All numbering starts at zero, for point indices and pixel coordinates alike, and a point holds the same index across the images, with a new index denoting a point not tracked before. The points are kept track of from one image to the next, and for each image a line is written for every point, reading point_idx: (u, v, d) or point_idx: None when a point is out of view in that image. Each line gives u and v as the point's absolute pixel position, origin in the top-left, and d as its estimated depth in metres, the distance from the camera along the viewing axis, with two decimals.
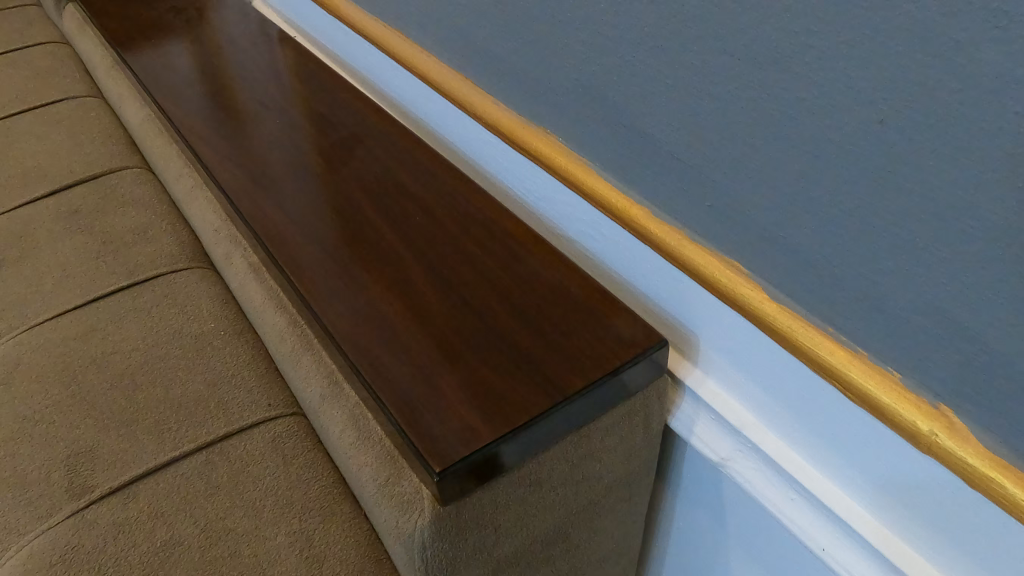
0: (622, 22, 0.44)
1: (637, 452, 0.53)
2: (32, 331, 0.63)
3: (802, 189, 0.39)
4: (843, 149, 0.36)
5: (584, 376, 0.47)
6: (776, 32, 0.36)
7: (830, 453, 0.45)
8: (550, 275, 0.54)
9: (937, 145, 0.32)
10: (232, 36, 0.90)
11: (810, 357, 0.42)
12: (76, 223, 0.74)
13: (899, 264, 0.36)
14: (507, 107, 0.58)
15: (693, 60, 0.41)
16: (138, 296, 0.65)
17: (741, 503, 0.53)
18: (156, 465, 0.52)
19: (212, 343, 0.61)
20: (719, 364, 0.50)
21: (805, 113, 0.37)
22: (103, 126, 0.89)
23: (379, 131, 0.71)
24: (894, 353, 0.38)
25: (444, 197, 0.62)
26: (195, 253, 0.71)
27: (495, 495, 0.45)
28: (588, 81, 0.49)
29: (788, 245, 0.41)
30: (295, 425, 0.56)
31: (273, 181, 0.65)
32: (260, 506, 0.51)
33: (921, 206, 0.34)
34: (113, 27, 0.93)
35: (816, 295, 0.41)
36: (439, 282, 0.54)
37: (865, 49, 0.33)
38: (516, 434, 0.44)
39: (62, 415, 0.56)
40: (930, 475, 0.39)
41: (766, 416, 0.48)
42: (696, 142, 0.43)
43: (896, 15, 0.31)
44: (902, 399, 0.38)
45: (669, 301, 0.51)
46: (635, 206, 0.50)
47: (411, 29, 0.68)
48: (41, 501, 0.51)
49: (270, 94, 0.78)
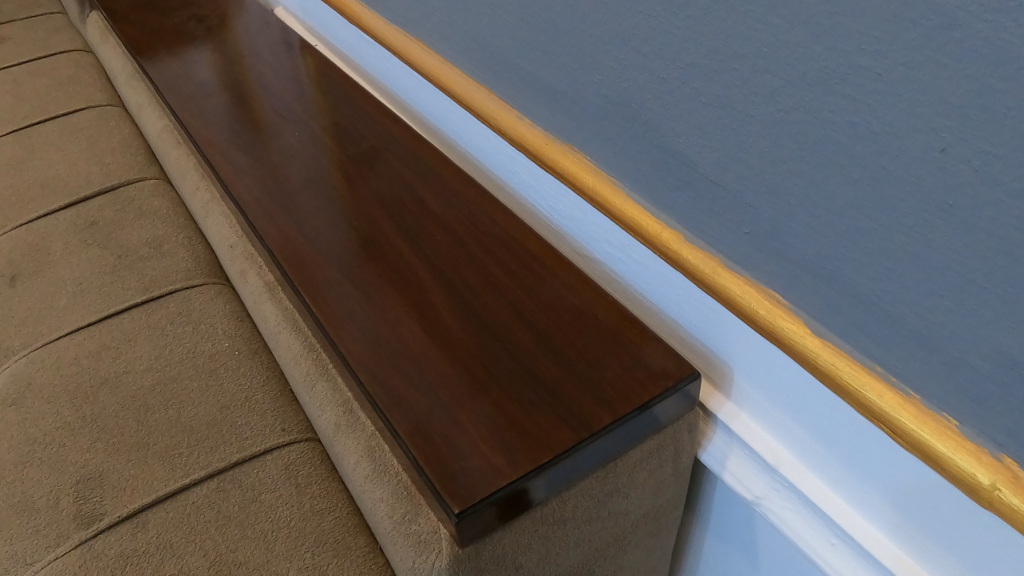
0: (658, 38, 0.42)
1: (666, 487, 0.51)
2: (45, 349, 0.62)
3: (849, 217, 0.36)
4: (899, 177, 0.33)
5: (612, 410, 0.45)
6: (826, 51, 0.34)
7: (874, 498, 0.42)
8: (576, 300, 0.52)
9: (1008, 177, 0.29)
10: (253, 45, 0.88)
11: (855, 398, 0.39)
12: (93, 237, 0.73)
13: (958, 302, 0.33)
14: (532, 122, 0.56)
15: (734, 78, 0.39)
16: (152, 313, 0.64)
17: (775, 543, 0.50)
18: (166, 493, 0.51)
19: (226, 363, 0.60)
20: (753, 398, 0.47)
21: (856, 139, 0.34)
22: (122, 135, 0.88)
23: (400, 144, 0.69)
24: (950, 397, 0.35)
25: (466, 215, 0.60)
26: (211, 268, 0.69)
27: (517, 535, 0.43)
28: (620, 98, 0.47)
29: (833, 278, 0.38)
30: (309, 452, 0.54)
31: (291, 197, 0.63)
32: (272, 538, 0.49)
33: (986, 241, 0.31)
34: (134, 35, 0.92)
35: (864, 332, 0.38)
36: (460, 306, 0.52)
37: (927, 71, 0.30)
38: (539, 472, 0.42)
39: (72, 438, 0.55)
40: (991, 529, 0.36)
41: (804, 455, 0.46)
42: (735, 164, 0.41)
43: (966, 36, 0.29)
44: (959, 448, 0.35)
45: (700, 329, 0.49)
46: (667, 230, 0.47)
47: (433, 40, 0.66)
48: (48, 529, 0.50)
49: (290, 106, 0.76)
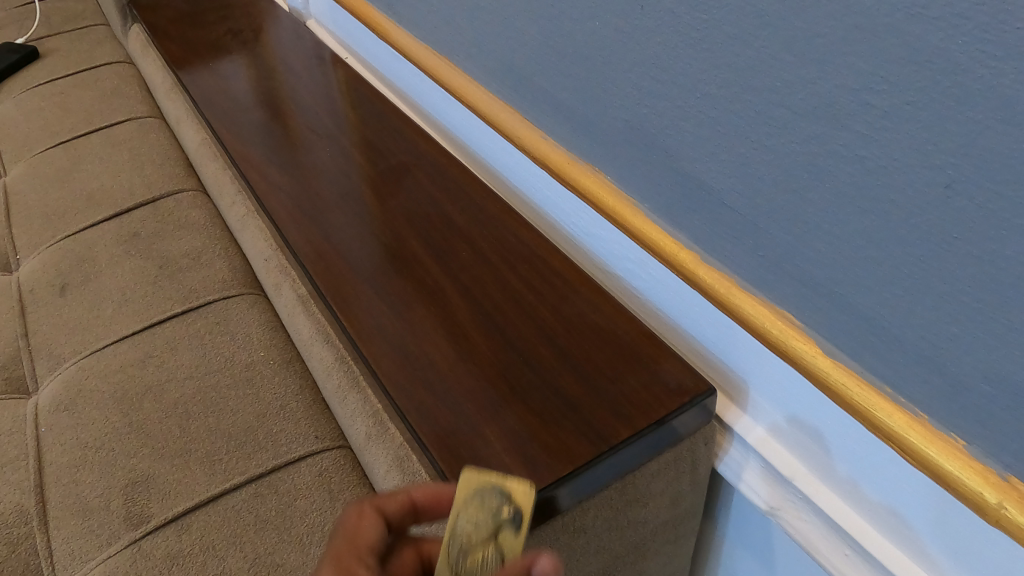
0: (675, 67, 0.43)
1: (683, 497, 0.52)
2: (93, 356, 0.65)
3: (856, 246, 0.37)
4: (903, 210, 0.34)
5: (630, 425, 0.47)
6: (834, 87, 0.35)
7: (885, 511, 0.43)
8: (597, 316, 0.54)
9: (1008, 216, 0.30)
10: (287, 59, 0.91)
11: (864, 416, 0.40)
12: (136, 247, 0.76)
13: (963, 330, 0.34)
14: (555, 141, 0.58)
15: (747, 109, 0.40)
16: (192, 323, 0.67)
17: (791, 551, 0.52)
18: (208, 497, 0.54)
19: (262, 372, 0.63)
20: (769, 412, 0.49)
21: (863, 171, 0.35)
22: (162, 147, 0.91)
23: (428, 161, 0.71)
24: (957, 419, 0.36)
25: (491, 231, 0.63)
26: (247, 279, 0.72)
27: (539, 543, 0.45)
28: (639, 123, 0.48)
29: (843, 301, 0.39)
30: (341, 459, 0.57)
31: (323, 213, 0.66)
32: (307, 541, 0.51)
33: (988, 274, 0.32)
34: (173, 49, 0.95)
35: (873, 355, 0.39)
36: (484, 322, 0.54)
37: (931, 111, 0.31)
38: (560, 484, 0.44)
39: (119, 442, 0.58)
40: (1000, 545, 0.37)
41: (818, 468, 0.47)
42: (750, 191, 0.42)
43: (968, 80, 0.29)
44: (965, 466, 0.37)
45: (716, 345, 0.50)
46: (684, 251, 0.49)
47: (460, 58, 0.68)
48: (100, 529, 0.53)
49: (322, 121, 0.79)
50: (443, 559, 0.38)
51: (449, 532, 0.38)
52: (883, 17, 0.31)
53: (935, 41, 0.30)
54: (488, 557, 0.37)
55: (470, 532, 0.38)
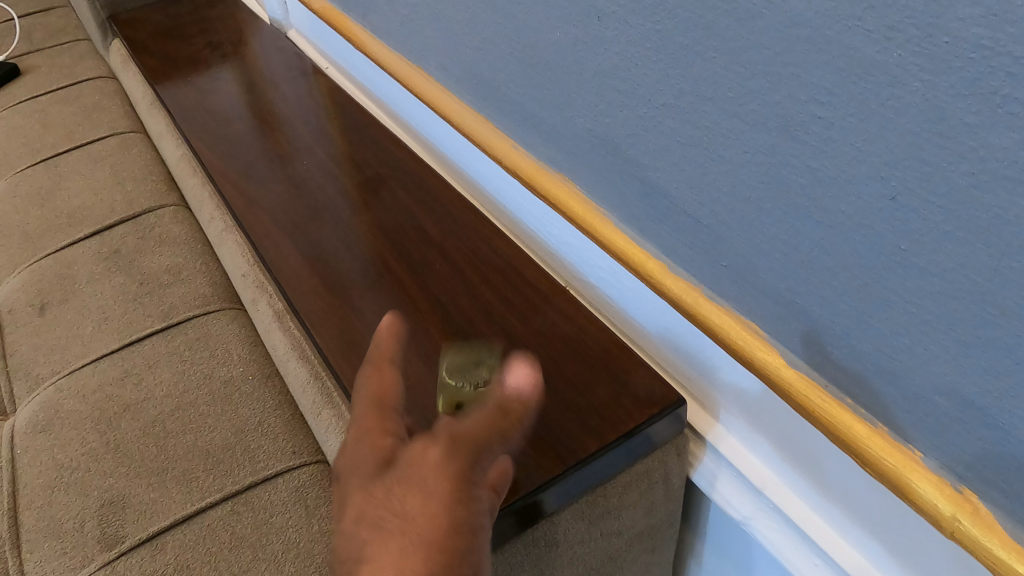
0: (633, 78, 0.43)
1: (658, 507, 0.52)
2: (71, 376, 0.65)
3: (812, 258, 0.37)
4: (852, 220, 0.34)
5: (599, 439, 0.46)
6: (784, 99, 0.34)
7: (853, 522, 0.43)
8: (569, 327, 0.54)
9: (949, 228, 0.30)
10: (268, 71, 0.91)
11: (828, 429, 0.40)
12: (116, 265, 0.76)
13: (916, 342, 0.34)
14: (526, 151, 0.58)
15: (703, 119, 0.39)
16: (171, 340, 0.67)
17: (766, 560, 0.52)
18: (183, 516, 0.54)
19: (240, 388, 0.63)
20: (740, 421, 0.48)
21: (815, 184, 0.35)
22: (143, 160, 0.91)
23: (405, 172, 0.72)
24: (913, 430, 0.36)
25: (467, 242, 0.63)
26: (228, 295, 0.72)
27: (525, 542, 0.45)
28: (603, 132, 0.48)
29: (803, 311, 0.39)
30: (318, 474, 0.57)
31: (300, 229, 0.66)
32: (282, 559, 0.51)
33: (936, 286, 0.32)
34: (155, 64, 0.95)
35: (835, 367, 0.39)
36: (458, 338, 0.54)
37: (874, 123, 0.31)
38: (553, 482, 0.44)
39: (96, 464, 0.58)
40: (960, 556, 0.37)
41: (789, 478, 0.47)
42: (709, 201, 0.42)
43: (905, 93, 0.29)
44: (921, 477, 0.36)
45: (687, 354, 0.50)
46: (652, 260, 0.49)
47: (432, 69, 0.68)
48: (75, 551, 0.53)
49: (301, 134, 0.79)
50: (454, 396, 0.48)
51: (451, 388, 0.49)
52: (823, 30, 0.31)
53: (872, 54, 0.30)
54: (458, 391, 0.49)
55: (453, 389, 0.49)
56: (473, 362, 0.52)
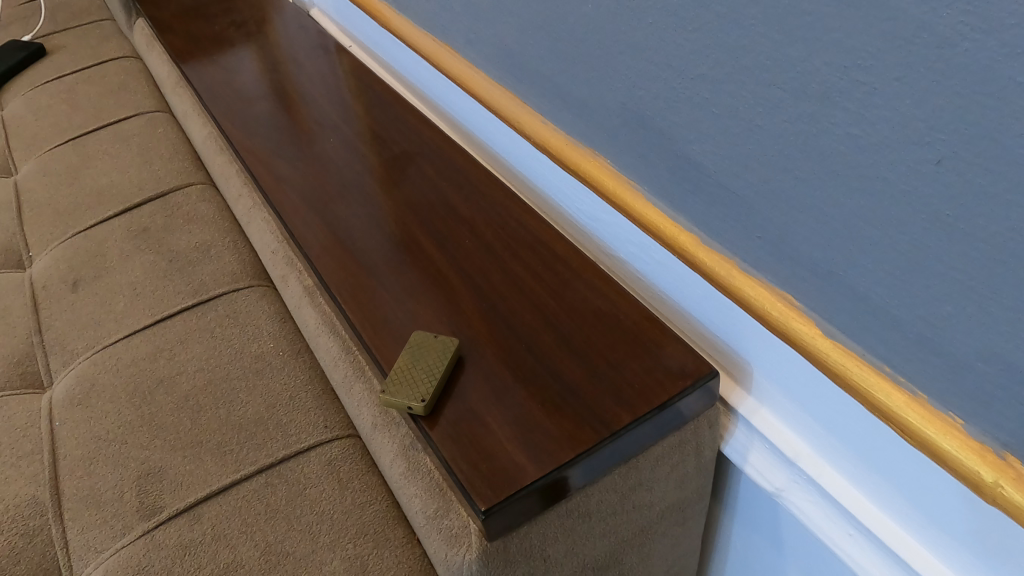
0: (668, 47, 0.43)
1: (689, 480, 0.52)
2: (105, 351, 0.66)
3: (851, 227, 0.37)
4: (896, 188, 0.33)
5: (632, 410, 0.46)
6: (825, 65, 0.34)
7: (889, 491, 0.43)
8: (599, 300, 0.54)
9: (996, 190, 0.30)
10: (291, 50, 0.91)
11: (867, 398, 0.40)
12: (145, 242, 0.76)
13: (959, 309, 0.33)
14: (555, 126, 0.58)
15: (740, 88, 0.39)
16: (202, 316, 0.68)
17: (798, 531, 0.52)
18: (219, 487, 0.55)
19: (271, 363, 0.64)
20: (773, 393, 0.48)
21: (857, 151, 0.34)
22: (169, 139, 0.91)
23: (432, 148, 0.72)
24: (954, 398, 0.36)
25: (495, 217, 0.63)
26: (256, 271, 0.73)
27: (559, 517, 0.45)
28: (635, 104, 0.48)
29: (841, 281, 0.39)
30: (350, 448, 0.58)
31: (328, 205, 0.66)
32: (317, 530, 0.52)
33: (981, 250, 0.31)
34: (180, 44, 0.96)
35: (873, 337, 0.39)
36: (489, 311, 0.55)
37: (919, 86, 0.31)
38: (585, 456, 0.44)
39: (132, 436, 0.59)
40: (1002, 524, 0.37)
41: (824, 449, 0.47)
42: (744, 172, 0.42)
43: (952, 55, 0.29)
44: (963, 445, 0.36)
45: (719, 327, 0.50)
46: (685, 233, 0.49)
47: (460, 44, 0.67)
48: (114, 520, 0.54)
49: (326, 112, 0.79)
50: (423, 381, 0.48)
51: (423, 370, 0.49)
52: None
53: (921, 15, 0.29)
54: (425, 376, 0.49)
55: (420, 370, 0.49)
56: (429, 339, 0.51)
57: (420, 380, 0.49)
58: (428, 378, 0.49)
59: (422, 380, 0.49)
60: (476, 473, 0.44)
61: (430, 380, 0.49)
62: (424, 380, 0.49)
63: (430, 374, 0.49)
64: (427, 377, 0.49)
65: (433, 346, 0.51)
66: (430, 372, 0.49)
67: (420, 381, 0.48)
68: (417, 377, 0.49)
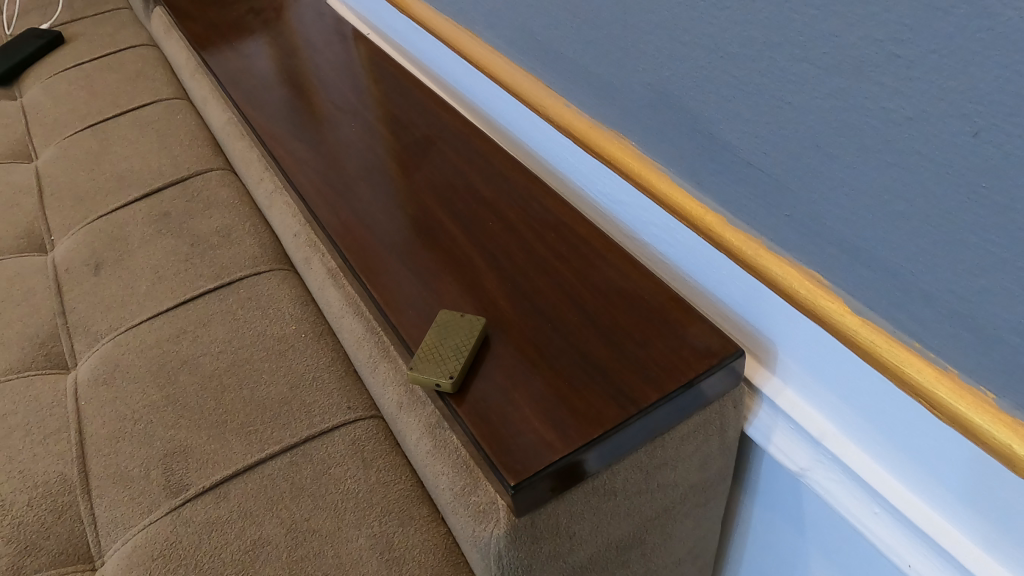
0: (697, 25, 0.43)
1: (713, 461, 0.52)
2: (129, 333, 0.67)
3: (884, 202, 0.37)
4: (931, 161, 0.34)
5: (659, 388, 0.47)
6: (860, 39, 0.34)
7: (916, 468, 0.43)
8: (624, 281, 0.55)
9: None
10: (309, 36, 0.92)
11: (896, 375, 0.40)
12: (166, 226, 0.77)
13: (994, 282, 0.34)
14: (578, 108, 0.58)
15: (772, 64, 0.39)
16: (224, 299, 0.68)
17: (821, 512, 0.52)
18: (245, 465, 0.55)
19: (294, 345, 0.64)
20: (798, 373, 0.49)
21: (891, 125, 0.34)
22: (187, 126, 0.92)
23: (452, 132, 0.72)
24: (987, 373, 0.36)
25: (517, 200, 0.63)
26: (277, 255, 0.73)
27: (586, 494, 0.46)
28: (662, 83, 0.48)
29: (872, 257, 0.39)
30: (373, 429, 0.58)
31: (350, 189, 0.66)
32: (342, 508, 0.53)
33: (1018, 221, 0.31)
34: (198, 31, 0.96)
35: (905, 313, 0.39)
36: (513, 292, 0.55)
37: (958, 58, 0.31)
38: (613, 432, 0.45)
39: (158, 415, 0.59)
40: None
41: (849, 428, 0.47)
42: (774, 149, 0.42)
43: (994, 24, 0.29)
44: (995, 419, 0.36)
45: (745, 307, 0.50)
46: (711, 213, 0.49)
47: (482, 28, 0.68)
48: (141, 498, 0.54)
49: (346, 97, 0.79)
50: (451, 359, 0.49)
51: (450, 349, 0.49)
52: None
53: None
54: (453, 354, 0.49)
55: (447, 348, 0.49)
56: (456, 319, 0.51)
57: (448, 358, 0.49)
58: (456, 356, 0.49)
59: (449, 358, 0.49)
60: (505, 448, 0.44)
61: (458, 358, 0.49)
62: (451, 358, 0.49)
63: (458, 352, 0.49)
64: (455, 355, 0.49)
65: (461, 326, 0.51)
66: (458, 350, 0.49)
67: (447, 359, 0.49)
68: (445, 355, 0.49)
